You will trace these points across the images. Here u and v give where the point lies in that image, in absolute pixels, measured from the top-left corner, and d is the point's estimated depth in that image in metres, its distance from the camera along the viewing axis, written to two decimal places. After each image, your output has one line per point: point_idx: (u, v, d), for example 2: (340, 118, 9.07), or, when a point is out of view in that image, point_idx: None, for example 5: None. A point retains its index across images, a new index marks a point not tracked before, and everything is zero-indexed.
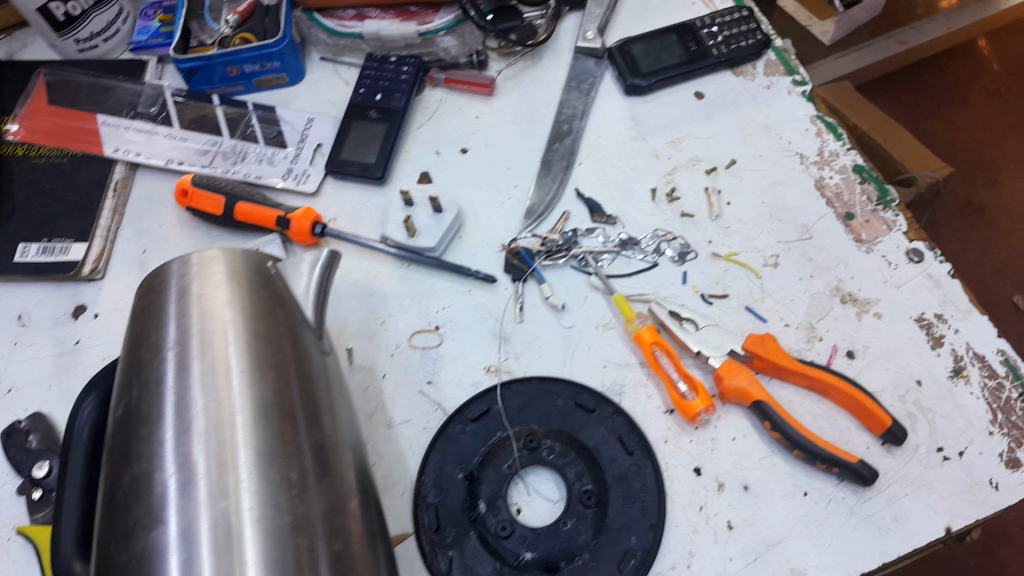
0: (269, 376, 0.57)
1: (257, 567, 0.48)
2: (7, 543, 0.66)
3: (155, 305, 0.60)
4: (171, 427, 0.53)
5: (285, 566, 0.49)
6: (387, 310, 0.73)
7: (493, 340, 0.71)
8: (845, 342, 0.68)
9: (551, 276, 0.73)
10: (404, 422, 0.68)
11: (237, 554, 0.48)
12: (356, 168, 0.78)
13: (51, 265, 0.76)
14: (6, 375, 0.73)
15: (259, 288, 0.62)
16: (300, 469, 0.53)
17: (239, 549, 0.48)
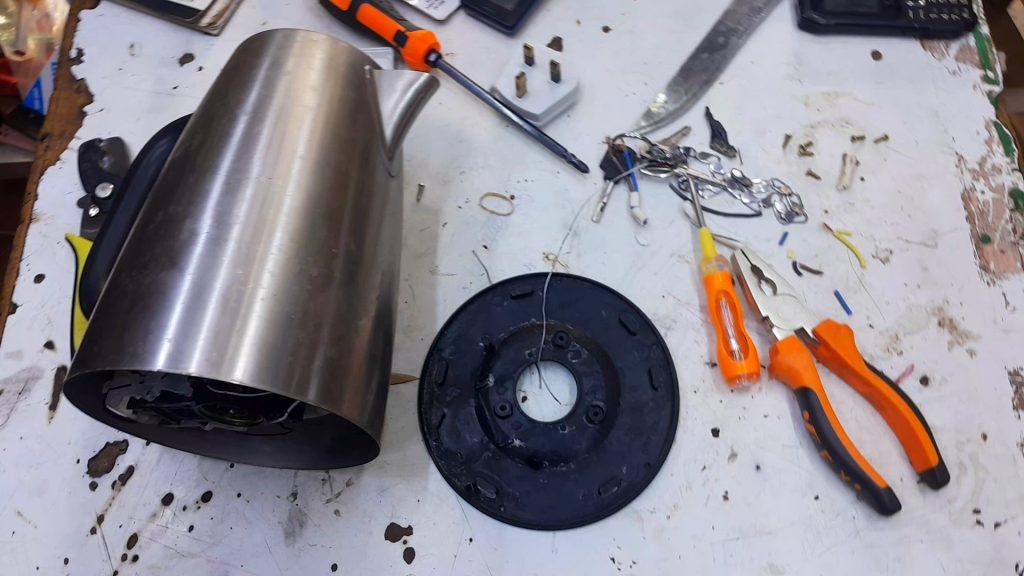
0: (330, 173, 0.56)
1: (254, 340, 0.47)
2: (56, 245, 0.70)
3: (247, 70, 0.59)
4: (220, 184, 0.52)
5: (280, 351, 0.48)
6: (469, 162, 0.71)
7: (562, 231, 0.67)
8: (924, 365, 0.61)
9: (645, 187, 0.68)
10: (447, 274, 0.66)
11: (238, 323, 0.48)
12: (491, 10, 0.74)
13: (178, 7, 0.77)
14: (102, 96, 0.75)
15: (349, 88, 0.60)
16: (326, 270, 0.53)
17: (243, 320, 0.48)
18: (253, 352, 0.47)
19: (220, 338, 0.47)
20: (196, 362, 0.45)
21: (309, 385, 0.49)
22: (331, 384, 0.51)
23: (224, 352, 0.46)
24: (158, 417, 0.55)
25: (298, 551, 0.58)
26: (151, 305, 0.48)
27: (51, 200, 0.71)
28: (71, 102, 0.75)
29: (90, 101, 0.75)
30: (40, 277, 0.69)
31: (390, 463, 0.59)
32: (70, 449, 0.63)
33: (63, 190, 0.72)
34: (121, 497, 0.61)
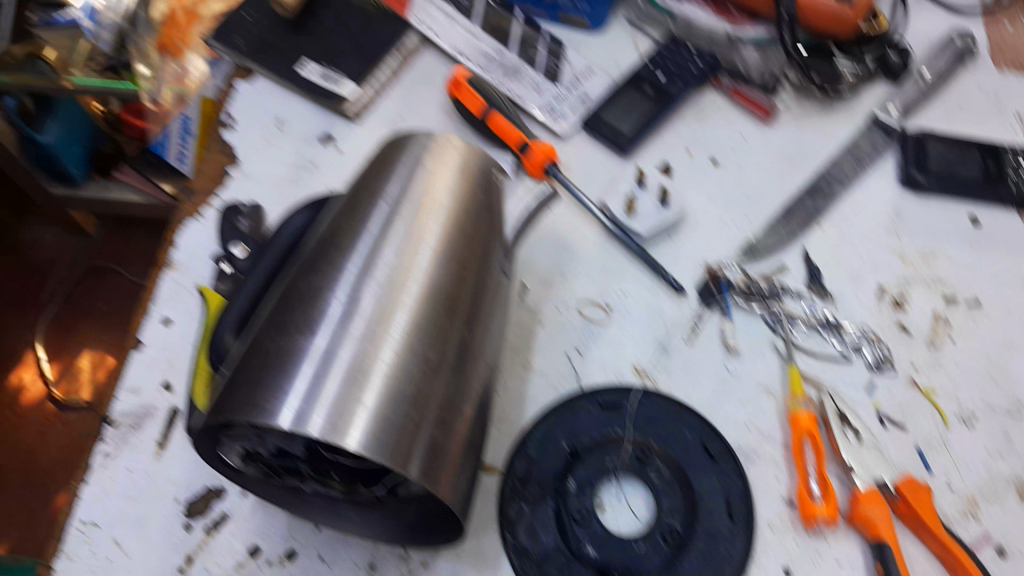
0: (453, 265, 0.60)
1: (370, 413, 0.51)
2: (187, 292, 0.76)
3: (391, 161, 0.65)
4: (357, 263, 0.57)
5: (391, 427, 0.52)
6: (572, 268, 0.75)
7: (654, 347, 0.70)
8: (1000, 536, 0.61)
9: (739, 317, 0.71)
10: (540, 372, 0.70)
11: (358, 393, 0.51)
12: (608, 130, 0.80)
13: (322, 90, 0.83)
14: (246, 161, 0.82)
15: (480, 190, 0.65)
16: (438, 356, 0.57)
17: (363, 392, 0.52)
18: (368, 424, 0.51)
19: (341, 407, 0.51)
20: (318, 426, 0.49)
21: (411, 461, 0.52)
22: (431, 465, 0.54)
23: (342, 421, 0.50)
24: (265, 471, 0.59)
25: None
26: (284, 367, 0.52)
27: (187, 250, 0.78)
28: (217, 164, 0.82)
29: (234, 165, 0.82)
30: (168, 320, 0.75)
31: (466, 551, 0.62)
32: (170, 487, 0.67)
33: (200, 243, 0.78)
34: (211, 543, 0.65)
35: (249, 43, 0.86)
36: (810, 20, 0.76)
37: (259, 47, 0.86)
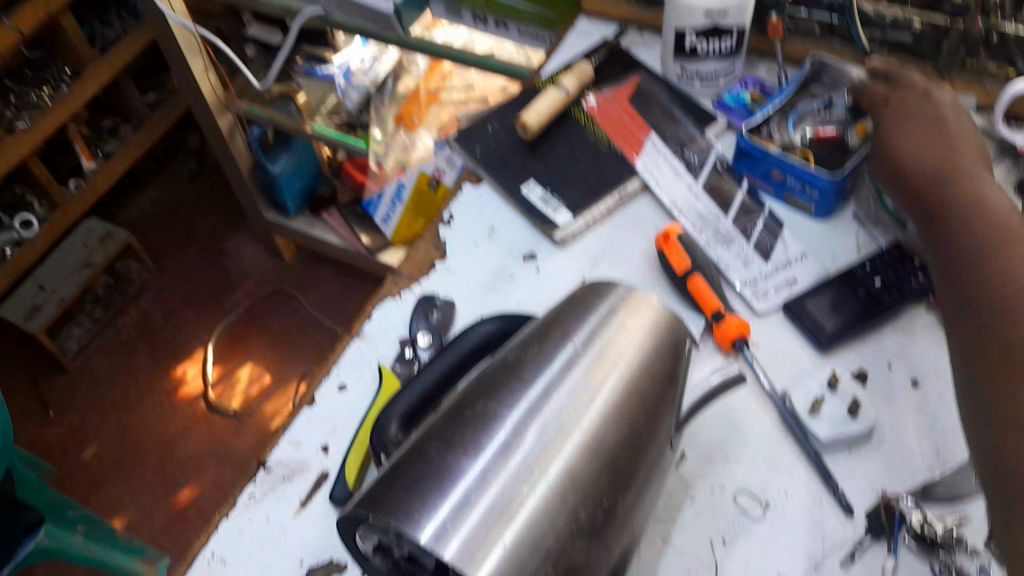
0: (623, 425, 0.60)
1: (504, 552, 0.52)
2: (366, 366, 0.80)
3: (588, 305, 0.67)
4: (531, 397, 0.59)
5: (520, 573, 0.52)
6: (738, 452, 0.73)
7: (806, 561, 0.66)
8: None
9: (907, 559, 0.65)
10: (678, 548, 0.68)
11: (497, 532, 0.52)
12: (810, 322, 0.79)
13: (540, 213, 0.88)
14: (452, 258, 0.87)
15: (665, 355, 0.65)
16: (585, 517, 0.56)
17: (504, 529, 0.52)
18: (499, 562, 0.51)
19: (477, 539, 0.52)
20: (453, 550, 0.51)
21: None
22: None
23: (476, 554, 0.51)
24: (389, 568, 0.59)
25: None
26: (437, 480, 0.54)
27: (378, 327, 0.82)
28: (427, 255, 0.88)
29: (440, 259, 0.87)
30: (342, 386, 0.78)
31: None
32: (298, 548, 0.69)
33: (391, 323, 0.83)
34: None
35: (485, 153, 0.94)
36: None
37: (494, 161, 0.93)
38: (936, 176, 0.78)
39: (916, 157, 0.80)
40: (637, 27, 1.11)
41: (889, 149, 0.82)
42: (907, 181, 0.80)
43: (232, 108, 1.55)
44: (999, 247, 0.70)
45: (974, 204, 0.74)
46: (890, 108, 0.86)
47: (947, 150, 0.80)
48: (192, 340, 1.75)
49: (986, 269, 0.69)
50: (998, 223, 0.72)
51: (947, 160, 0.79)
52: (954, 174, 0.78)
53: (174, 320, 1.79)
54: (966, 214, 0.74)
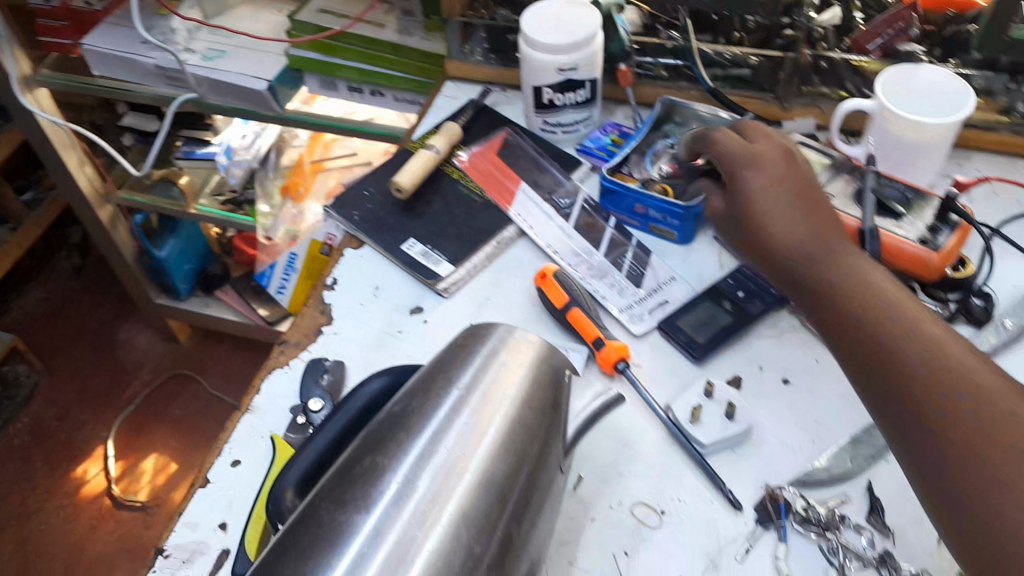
0: (510, 460, 0.63)
1: None
2: (259, 438, 0.81)
3: (469, 353, 0.70)
4: (421, 447, 0.62)
5: None
6: (629, 468, 0.76)
7: (703, 561, 0.70)
8: None
9: (795, 542, 0.71)
10: (583, 569, 0.70)
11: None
12: (683, 338, 0.85)
13: (422, 267, 0.92)
14: (339, 321, 0.89)
15: (546, 390, 0.69)
16: (483, 550, 0.59)
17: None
18: None
19: None
20: None
21: None
22: None
23: None
24: None
25: None
26: (331, 540, 0.56)
27: (269, 398, 0.83)
28: (313, 320, 0.90)
29: (326, 322, 0.89)
30: (236, 462, 0.79)
31: None
32: None
33: (284, 392, 0.84)
34: None
35: (363, 217, 0.98)
36: (894, 262, 0.87)
37: (374, 224, 0.97)
38: (788, 250, 0.74)
39: (763, 225, 0.77)
40: (498, 84, 1.17)
41: (751, 219, 0.78)
42: (772, 260, 0.76)
43: (113, 199, 1.57)
44: (846, 324, 0.67)
45: (833, 277, 0.70)
46: (742, 155, 0.81)
47: (805, 209, 0.77)
48: (90, 438, 1.69)
49: (857, 341, 0.65)
50: (864, 295, 0.67)
51: (796, 239, 0.74)
52: (820, 243, 0.74)
53: (69, 421, 1.73)
54: (819, 288, 0.71)
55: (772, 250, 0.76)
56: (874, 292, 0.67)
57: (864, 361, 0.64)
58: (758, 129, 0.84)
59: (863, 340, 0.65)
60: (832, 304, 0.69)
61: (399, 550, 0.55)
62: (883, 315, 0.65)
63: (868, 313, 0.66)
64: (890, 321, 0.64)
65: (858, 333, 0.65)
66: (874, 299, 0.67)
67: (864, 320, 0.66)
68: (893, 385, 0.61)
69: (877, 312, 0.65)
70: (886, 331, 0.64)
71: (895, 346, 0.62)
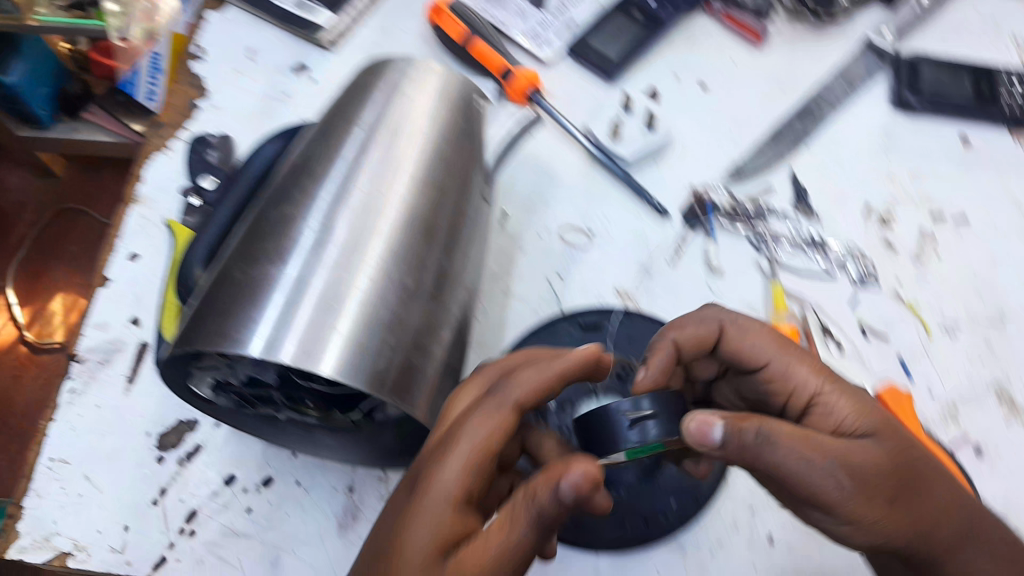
0: (430, 191, 0.59)
1: (344, 339, 0.51)
2: (154, 228, 0.74)
3: (368, 90, 0.63)
4: (333, 190, 0.57)
5: (365, 349, 0.52)
6: (553, 197, 0.73)
7: (637, 268, 0.70)
8: (977, 436, 0.63)
9: (725, 239, 0.70)
10: (520, 297, 0.70)
11: (333, 320, 0.52)
12: (594, 57, 0.78)
13: (299, 19, 0.82)
14: (218, 93, 0.80)
15: (455, 119, 0.63)
16: (417, 281, 0.56)
17: (337, 318, 0.52)
18: (343, 349, 0.51)
19: (312, 336, 0.51)
20: (290, 350, 0.49)
21: (391, 381, 0.52)
22: (410, 380, 0.54)
23: (314, 350, 0.50)
24: (236, 401, 0.59)
25: (353, 540, 0.62)
26: (253, 295, 0.52)
27: (155, 185, 0.76)
28: (185, 96, 0.80)
29: (202, 96, 0.80)
30: (134, 256, 0.73)
31: None
32: (139, 423, 0.67)
33: (170, 177, 0.76)
34: (183, 475, 0.65)
35: None
36: None
37: None
38: (854, 433, 0.47)
39: (763, 360, 0.51)
40: None
41: (762, 453, 0.43)
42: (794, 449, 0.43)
43: None
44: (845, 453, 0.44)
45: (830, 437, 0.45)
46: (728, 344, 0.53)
47: (771, 466, 0.44)
48: None
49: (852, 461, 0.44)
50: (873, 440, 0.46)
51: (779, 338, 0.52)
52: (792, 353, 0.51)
53: None
54: (817, 411, 0.49)
55: (802, 472, 0.43)
56: (912, 487, 0.45)
57: (864, 499, 0.44)
58: (734, 343, 0.53)
59: (848, 501, 0.43)
60: (854, 458, 0.44)
61: (330, 294, 0.52)
62: (862, 456, 0.44)
63: (858, 475, 0.44)
64: (884, 465, 0.45)
65: (871, 491, 0.44)
66: (891, 428, 0.47)
67: (851, 482, 0.43)
68: (917, 525, 0.46)
69: (863, 449, 0.45)
70: (869, 506, 0.44)
71: (919, 508, 0.45)
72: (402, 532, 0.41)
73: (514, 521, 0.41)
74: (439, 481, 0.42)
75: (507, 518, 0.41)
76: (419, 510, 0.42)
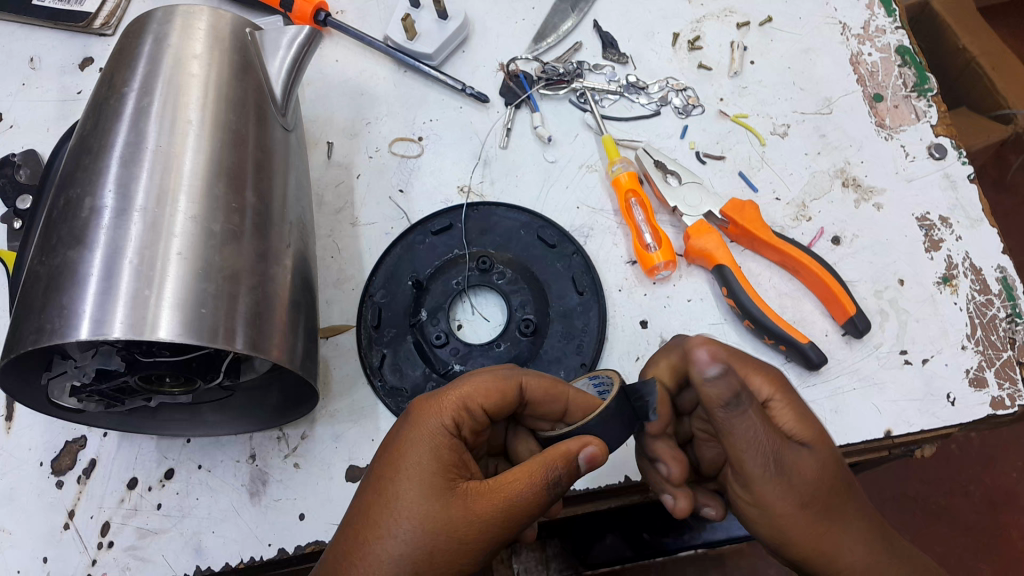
0: (224, 132, 0.54)
1: (172, 305, 0.46)
2: None
3: (131, 50, 0.57)
4: (119, 156, 0.51)
5: (200, 307, 0.47)
6: (374, 113, 0.72)
7: (473, 162, 0.69)
8: (834, 227, 0.63)
9: (547, 107, 0.70)
10: (368, 223, 0.68)
11: (157, 290, 0.47)
12: None
13: (65, 12, 0.77)
14: (12, 112, 0.75)
15: (234, 53, 0.58)
16: (237, 226, 0.52)
17: (159, 285, 0.47)
18: (175, 315, 0.46)
19: (138, 311, 0.46)
20: (118, 328, 0.45)
21: (236, 334, 0.48)
22: (257, 329, 0.50)
23: (146, 326, 0.45)
24: (104, 402, 0.55)
25: (265, 508, 0.60)
26: (63, 290, 0.46)
27: None
28: None
29: None
30: None
31: (340, 411, 0.62)
32: (32, 454, 0.65)
33: None
34: (87, 490, 0.63)
35: None
36: None
37: None
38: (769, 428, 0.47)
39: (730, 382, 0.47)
40: None
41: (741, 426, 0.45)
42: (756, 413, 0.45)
43: None
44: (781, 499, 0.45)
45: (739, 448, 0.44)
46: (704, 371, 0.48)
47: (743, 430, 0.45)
48: None
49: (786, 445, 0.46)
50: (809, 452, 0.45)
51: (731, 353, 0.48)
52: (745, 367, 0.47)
53: None
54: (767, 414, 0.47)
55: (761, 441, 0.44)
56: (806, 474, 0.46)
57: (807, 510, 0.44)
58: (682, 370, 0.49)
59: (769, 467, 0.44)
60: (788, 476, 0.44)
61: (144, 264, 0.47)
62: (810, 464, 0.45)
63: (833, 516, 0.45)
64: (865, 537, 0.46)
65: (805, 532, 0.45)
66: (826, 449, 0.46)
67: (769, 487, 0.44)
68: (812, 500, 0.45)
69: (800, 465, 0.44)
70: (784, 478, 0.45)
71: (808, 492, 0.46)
72: (406, 455, 0.45)
73: (529, 471, 0.43)
74: (437, 419, 0.46)
75: (516, 470, 0.44)
76: (418, 445, 0.45)
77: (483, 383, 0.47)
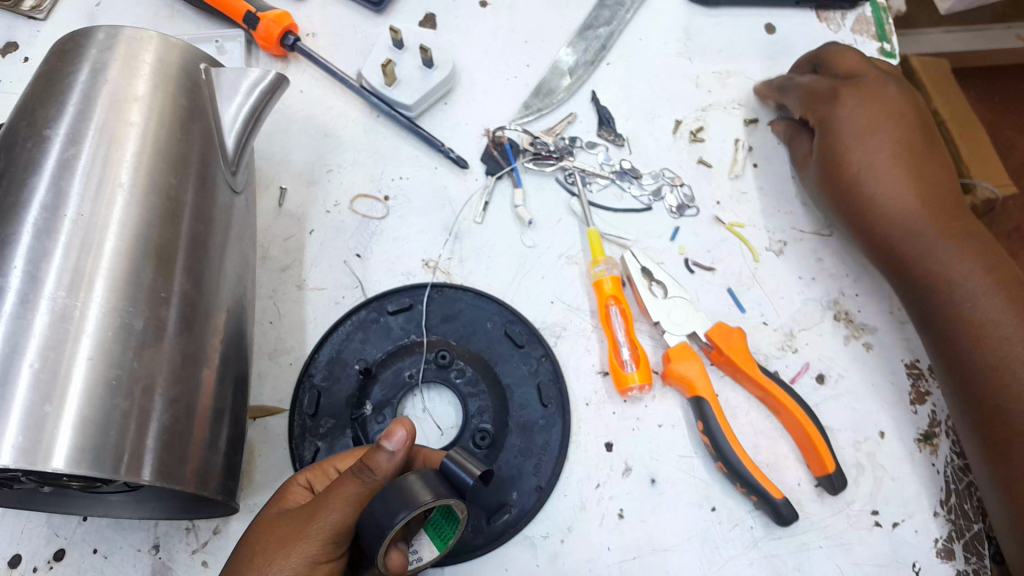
0: (158, 202, 0.46)
1: (72, 427, 0.38)
2: None
3: (62, 78, 0.48)
4: (32, 221, 0.42)
5: (106, 428, 0.40)
6: (337, 159, 0.64)
7: (443, 234, 0.62)
8: (819, 362, 0.59)
9: (530, 182, 0.64)
10: (317, 287, 0.60)
11: (56, 406, 0.38)
12: None
13: None
14: None
15: (182, 97, 0.50)
16: (160, 322, 0.44)
17: (59, 401, 0.39)
18: (74, 439, 0.38)
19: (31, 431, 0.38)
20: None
21: (143, 461, 0.41)
22: (168, 452, 0.43)
23: (37, 453, 0.37)
24: None
25: None
26: None
27: None
28: None
29: None
30: None
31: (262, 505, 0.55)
32: None
33: None
34: None
35: None
36: None
37: None
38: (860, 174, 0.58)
39: (859, 75, 0.63)
40: None
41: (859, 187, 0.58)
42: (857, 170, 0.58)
43: None
44: (971, 323, 0.53)
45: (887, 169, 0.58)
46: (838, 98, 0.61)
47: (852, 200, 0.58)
48: None
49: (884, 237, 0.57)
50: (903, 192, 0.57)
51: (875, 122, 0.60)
52: (862, 126, 0.59)
53: None
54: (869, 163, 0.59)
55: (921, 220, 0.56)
56: (903, 255, 0.56)
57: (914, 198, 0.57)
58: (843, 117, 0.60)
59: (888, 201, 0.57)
60: (893, 210, 0.57)
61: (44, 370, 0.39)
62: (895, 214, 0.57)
63: (949, 236, 0.56)
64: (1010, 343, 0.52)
65: (950, 286, 0.54)
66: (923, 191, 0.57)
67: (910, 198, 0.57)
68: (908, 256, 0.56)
69: (890, 198, 0.57)
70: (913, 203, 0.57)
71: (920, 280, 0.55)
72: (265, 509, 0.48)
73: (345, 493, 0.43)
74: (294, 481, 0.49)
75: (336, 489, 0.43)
76: (282, 500, 0.47)
77: (347, 454, 0.50)
